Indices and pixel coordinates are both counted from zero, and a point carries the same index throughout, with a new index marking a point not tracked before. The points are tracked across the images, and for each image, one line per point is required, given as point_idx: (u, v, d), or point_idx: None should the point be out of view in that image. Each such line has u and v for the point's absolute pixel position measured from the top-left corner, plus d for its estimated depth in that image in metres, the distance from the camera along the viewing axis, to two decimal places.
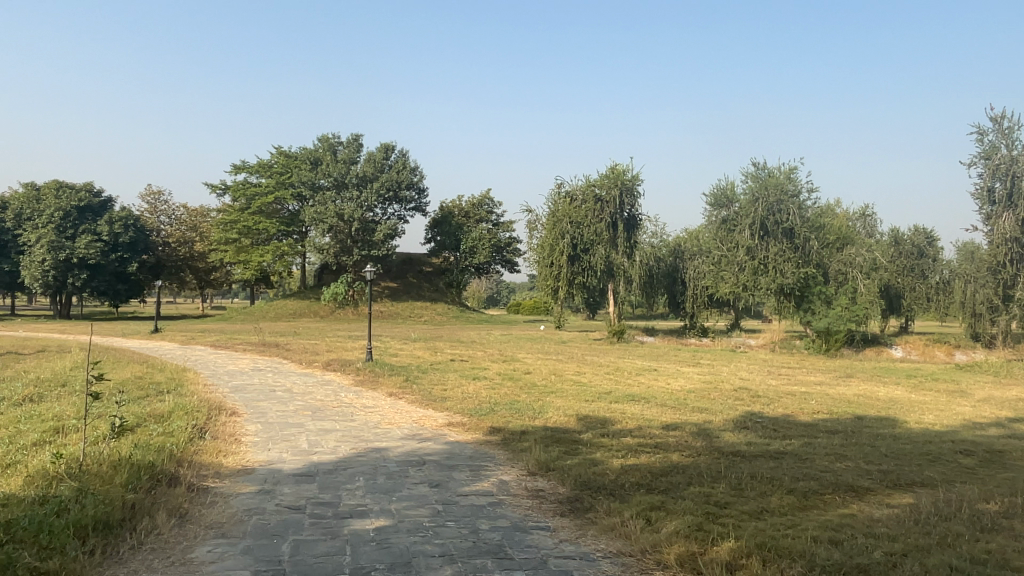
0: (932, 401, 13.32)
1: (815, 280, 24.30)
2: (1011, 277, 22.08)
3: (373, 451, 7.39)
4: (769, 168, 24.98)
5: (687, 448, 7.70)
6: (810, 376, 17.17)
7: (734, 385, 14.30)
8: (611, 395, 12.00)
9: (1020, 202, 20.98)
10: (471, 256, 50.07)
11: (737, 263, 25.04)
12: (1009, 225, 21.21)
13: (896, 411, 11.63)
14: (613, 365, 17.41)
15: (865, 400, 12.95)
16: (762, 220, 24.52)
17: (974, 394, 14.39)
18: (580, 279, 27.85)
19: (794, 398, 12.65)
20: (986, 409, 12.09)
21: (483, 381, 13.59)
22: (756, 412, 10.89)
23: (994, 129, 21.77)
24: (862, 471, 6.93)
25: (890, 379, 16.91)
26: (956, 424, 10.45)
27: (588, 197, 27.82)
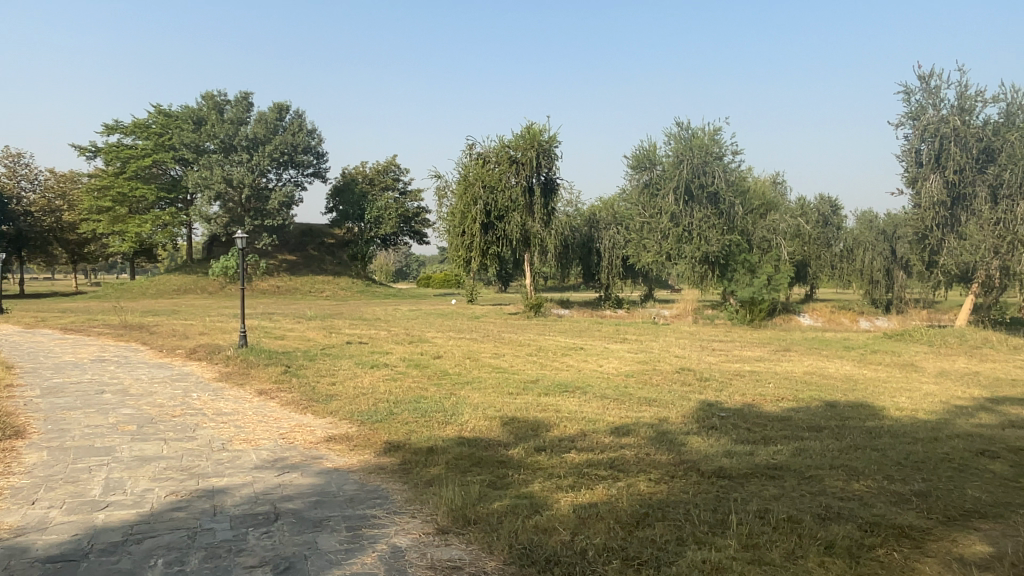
0: (889, 378, 11.91)
1: (739, 248, 22.92)
2: (936, 243, 21.03)
3: (203, 498, 4.92)
4: (694, 128, 23.38)
5: (653, 468, 5.63)
6: (746, 351, 15.66)
7: (673, 366, 12.50)
8: (540, 385, 9.85)
9: (949, 163, 20.08)
10: (375, 226, 46.83)
11: (660, 231, 23.43)
12: (937, 188, 20.29)
13: (865, 395, 10.00)
14: (534, 344, 15.34)
15: (820, 380, 11.35)
16: (686, 183, 22.95)
17: (924, 368, 13.18)
18: (494, 249, 25.63)
19: (745, 380, 10.92)
20: (954, 388, 10.65)
21: (383, 370, 11.16)
22: (714, 401, 9.01)
23: (922, 88, 20.63)
24: (894, 494, 5.08)
25: (829, 353, 15.62)
26: (939, 408, 8.91)
27: (501, 158, 25.44)
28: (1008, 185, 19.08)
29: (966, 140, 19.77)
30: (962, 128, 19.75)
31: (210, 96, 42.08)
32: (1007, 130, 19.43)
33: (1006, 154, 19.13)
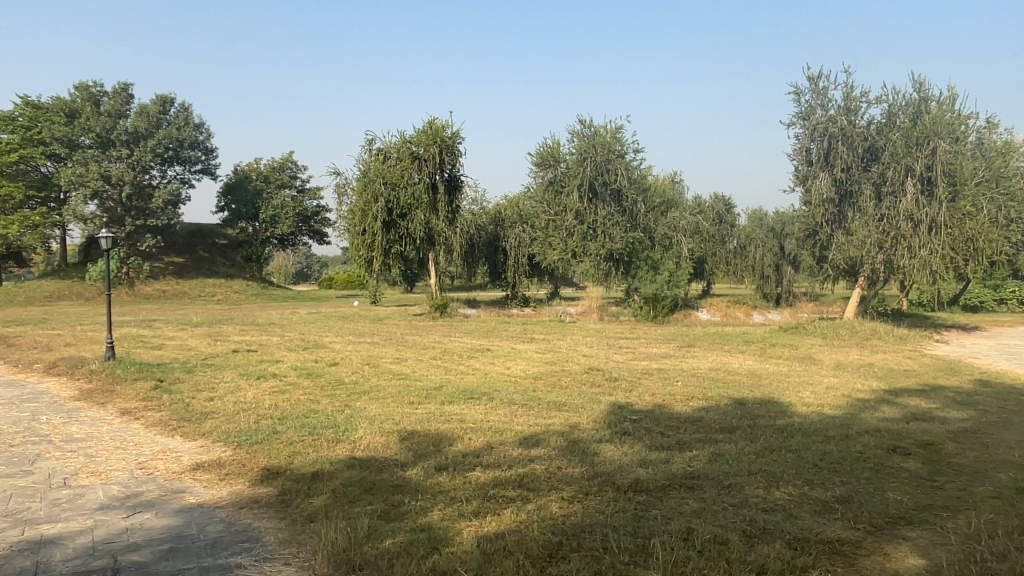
0: (791, 371, 11.99)
1: (642, 245, 23.07)
2: (827, 239, 21.84)
3: (24, 555, 4.00)
4: (597, 125, 23.31)
5: (565, 485, 5.11)
6: (652, 348, 15.55)
7: (582, 366, 12.13)
8: (442, 392, 9.19)
9: (837, 161, 20.82)
10: (272, 225, 44.64)
11: (565, 229, 23.17)
12: (826, 185, 20.99)
13: (772, 390, 9.92)
14: (438, 347, 14.66)
15: (728, 376, 11.25)
16: (591, 181, 22.81)
17: (822, 360, 13.42)
18: (396, 248, 24.77)
19: (654, 379, 10.66)
20: (853, 381, 10.76)
21: (271, 381, 10.19)
22: (624, 403, 8.65)
23: (811, 89, 21.38)
24: (818, 502, 4.77)
25: (732, 348, 15.75)
26: (844, 403, 8.90)
27: (403, 155, 24.51)
28: (890, 183, 20.06)
29: (852, 139, 20.62)
30: (848, 127, 20.56)
31: (84, 86, 38.77)
32: (889, 130, 20.35)
33: (888, 152, 20.11)
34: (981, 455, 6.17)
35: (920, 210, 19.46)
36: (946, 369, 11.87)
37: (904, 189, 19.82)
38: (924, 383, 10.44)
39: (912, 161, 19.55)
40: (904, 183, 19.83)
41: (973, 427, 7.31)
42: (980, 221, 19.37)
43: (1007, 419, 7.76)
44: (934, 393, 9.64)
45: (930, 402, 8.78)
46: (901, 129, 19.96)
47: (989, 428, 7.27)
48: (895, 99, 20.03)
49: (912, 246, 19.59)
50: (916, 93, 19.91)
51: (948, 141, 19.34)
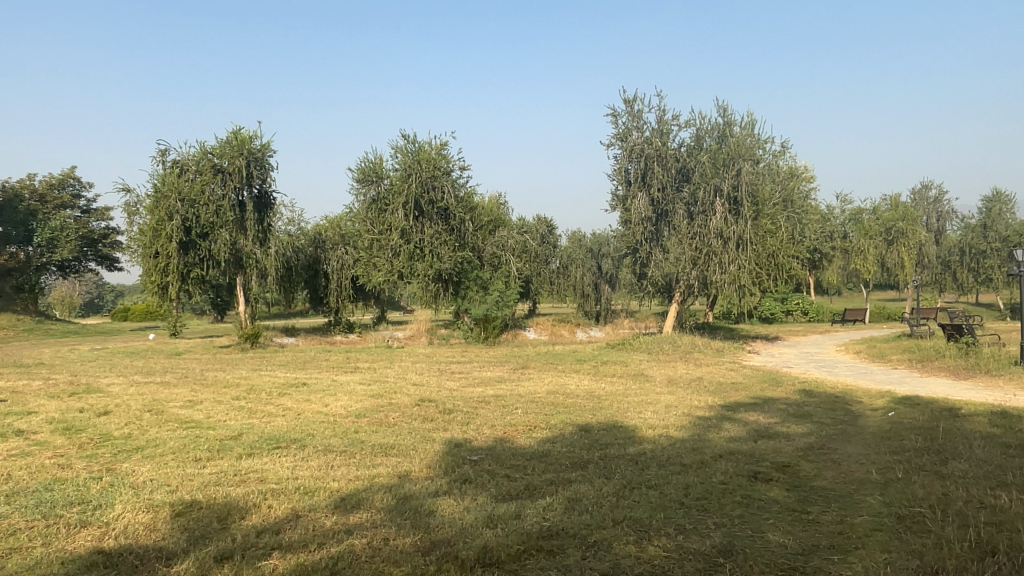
0: (628, 389, 11.55)
1: (471, 265, 22.33)
2: (646, 256, 22.23)
3: None
4: (420, 141, 22.09)
5: (393, 566, 3.91)
6: (485, 372, 14.61)
7: (410, 397, 10.85)
8: (241, 443, 7.52)
9: (654, 181, 21.30)
10: (50, 250, 38.72)
11: (391, 248, 21.57)
12: (644, 205, 21.38)
13: (614, 411, 9.25)
14: (244, 384, 12.67)
15: (567, 399, 10.49)
16: (415, 199, 21.34)
17: (654, 375, 13.21)
18: (196, 272, 22.27)
19: (490, 406, 9.65)
20: (690, 397, 10.42)
21: (11, 441, 7.90)
22: (460, 438, 7.54)
23: (628, 111, 21.78)
24: (699, 557, 3.98)
25: (565, 366, 15.24)
26: (689, 421, 8.43)
27: (205, 168, 21.87)
28: (701, 203, 20.92)
29: (667, 161, 21.26)
30: (663, 148, 21.14)
31: None
32: (697, 152, 21.27)
33: (698, 173, 20.99)
34: (838, 475, 5.80)
35: (728, 228, 20.43)
36: (769, 380, 11.99)
37: (714, 209, 20.73)
38: (755, 397, 10.34)
39: (721, 182, 20.56)
40: (714, 204, 20.73)
41: (817, 441, 7.07)
42: (777, 238, 21.05)
43: (842, 431, 7.65)
44: (767, 406, 9.48)
45: (768, 417, 8.55)
46: (709, 152, 20.88)
47: (832, 442, 7.05)
48: (703, 123, 21.01)
49: (722, 262, 20.50)
50: (720, 118, 21.04)
51: (750, 163, 20.57)
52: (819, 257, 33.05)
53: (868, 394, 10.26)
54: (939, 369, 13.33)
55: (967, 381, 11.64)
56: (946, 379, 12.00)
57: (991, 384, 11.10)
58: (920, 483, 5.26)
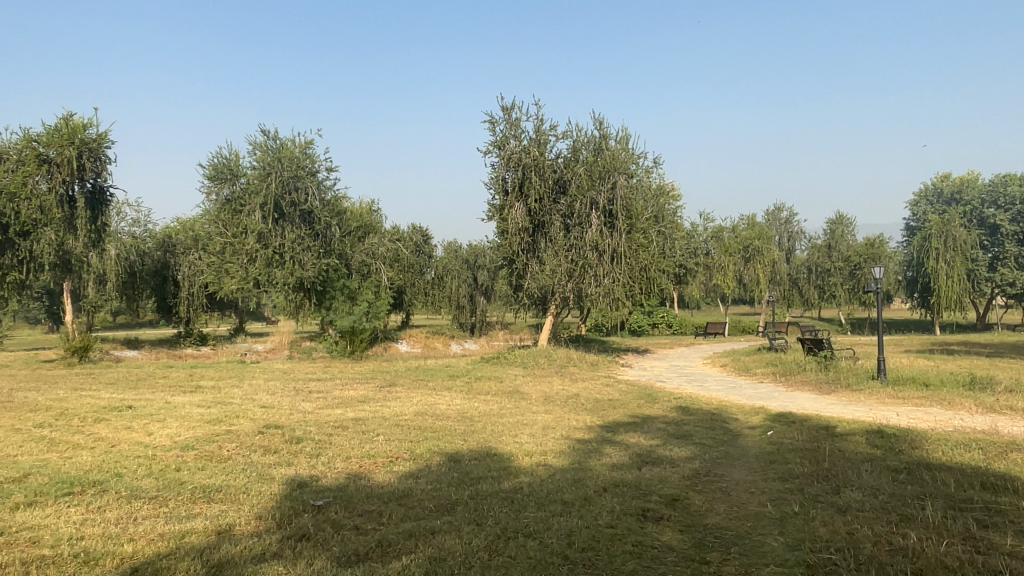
0: (502, 407, 10.70)
1: (337, 272, 20.86)
2: (521, 267, 21.55)
3: None
4: (281, 139, 20.35)
5: None
6: (348, 389, 13.29)
7: (256, 422, 9.42)
8: (21, 489, 5.94)
9: (530, 191, 20.67)
10: None
11: (246, 253, 19.56)
12: (521, 215, 20.66)
13: (486, 435, 8.36)
14: (54, 408, 10.67)
15: (435, 420, 9.48)
16: (275, 200, 19.52)
17: (530, 392, 12.47)
18: (13, 276, 19.24)
19: (348, 432, 8.46)
20: (567, 416, 9.73)
21: None
22: (307, 475, 6.36)
23: (505, 119, 21.02)
24: None
25: (436, 382, 14.20)
26: (569, 445, 7.69)
27: (25, 157, 18.96)
28: (577, 215, 20.65)
29: (544, 171, 20.73)
30: (540, 158, 20.57)
31: None
32: (574, 164, 20.96)
33: (574, 185, 20.69)
34: (731, 509, 5.24)
35: (603, 241, 20.29)
36: (645, 396, 11.58)
37: (590, 221, 20.50)
38: (633, 415, 9.82)
39: (596, 195, 20.36)
40: (589, 216, 20.50)
41: (702, 467, 6.56)
42: (648, 252, 21.19)
43: (726, 454, 7.21)
44: (647, 425, 8.97)
45: (649, 438, 7.99)
46: (584, 164, 20.64)
47: (717, 467, 6.56)
48: (579, 135, 20.76)
49: (597, 275, 20.31)
50: (596, 131, 20.90)
51: (625, 177, 20.54)
52: (685, 272, 34.07)
53: (743, 410, 10.04)
54: (804, 383, 13.53)
55: (832, 396, 11.80)
56: (811, 394, 12.13)
57: (853, 399, 11.27)
58: (819, 520, 4.77)
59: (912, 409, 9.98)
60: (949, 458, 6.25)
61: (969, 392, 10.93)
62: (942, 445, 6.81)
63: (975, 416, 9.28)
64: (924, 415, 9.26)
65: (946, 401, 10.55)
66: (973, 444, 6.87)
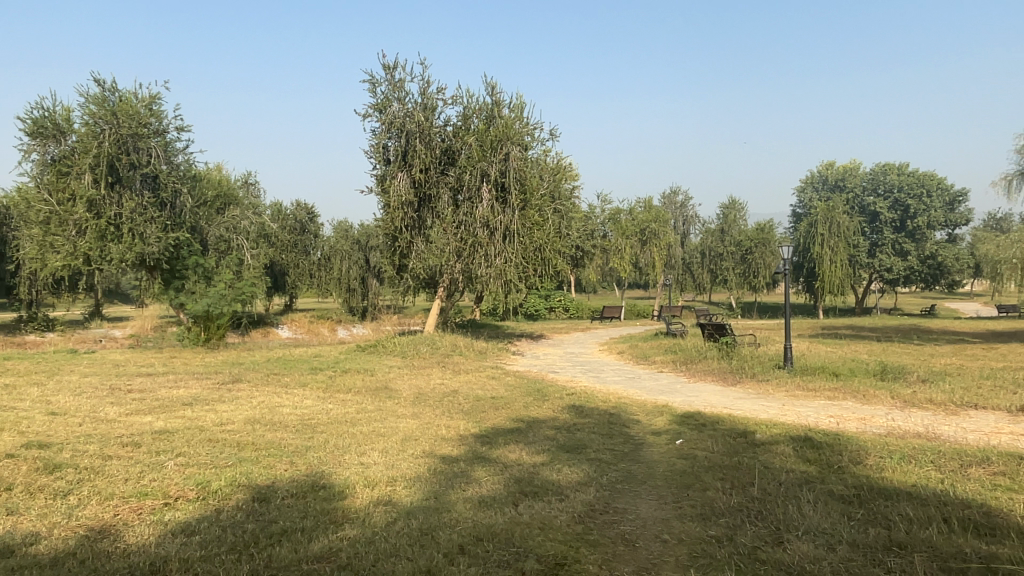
0: (359, 409, 8.71)
1: (189, 248, 18.26)
2: (406, 246, 19.45)
3: None
4: (120, 91, 17.29)
5: None
6: (180, 388, 10.88)
7: (17, 440, 7.01)
8: None
9: (415, 161, 18.52)
10: None
11: (73, 223, 16.46)
12: (405, 187, 18.53)
13: (325, 453, 6.37)
14: None
15: (265, 432, 7.36)
16: (110, 161, 16.53)
17: (400, 388, 10.52)
18: None
19: (133, 456, 6.25)
20: (437, 422, 7.87)
21: None
22: (21, 538, 4.21)
23: (387, 78, 18.58)
24: None
25: (293, 375, 12.00)
26: (428, 466, 5.86)
27: None
28: (466, 188, 18.69)
29: (429, 139, 18.65)
30: (425, 124, 18.41)
31: None
32: (464, 133, 18.93)
33: (464, 156, 18.71)
34: None
35: (495, 217, 18.46)
36: (534, 392, 9.90)
37: (479, 195, 18.62)
38: (518, 417, 8.09)
39: (488, 166, 18.44)
40: (480, 190, 18.62)
41: (599, 500, 4.90)
42: (543, 231, 19.57)
43: (628, 476, 5.58)
44: (531, 432, 7.25)
45: (531, 452, 6.28)
46: (475, 133, 18.65)
47: (618, 500, 4.91)
48: (470, 101, 18.62)
49: (488, 255, 18.50)
50: (488, 97, 18.85)
51: (519, 148, 18.74)
52: (581, 255, 33.01)
53: (645, 409, 8.55)
54: (706, 373, 12.30)
55: (738, 389, 10.57)
56: (717, 387, 10.83)
57: (763, 392, 10.05)
58: None
59: (828, 407, 8.79)
60: (903, 482, 4.91)
61: (882, 384, 9.91)
62: (886, 461, 5.48)
63: (897, 415, 8.14)
64: (845, 415, 8.05)
65: (861, 396, 9.45)
66: (919, 457, 5.57)
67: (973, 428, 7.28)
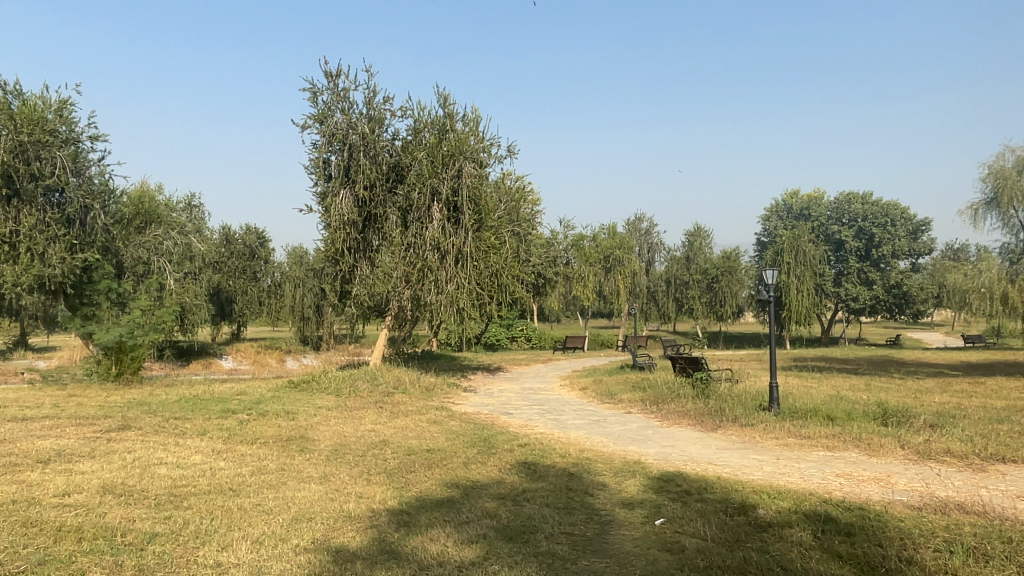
0: (254, 470, 6.89)
1: (101, 271, 16.25)
2: (348, 270, 17.61)
3: None
4: (23, 95, 15.39)
5: None
6: (51, 438, 8.92)
7: None
8: None
9: (359, 177, 16.80)
10: None
11: None
12: (347, 205, 16.77)
13: (174, 547, 4.57)
14: None
15: (111, 509, 5.51)
16: (7, 171, 14.51)
17: (319, 437, 8.71)
18: None
19: None
20: (349, 488, 6.11)
21: None
22: None
23: (329, 87, 16.95)
24: None
25: (198, 420, 10.09)
26: (310, 570, 4.12)
27: None
28: (415, 208, 17.03)
29: (374, 153, 17.02)
30: (371, 137, 16.78)
31: None
32: (414, 148, 17.30)
33: (413, 172, 17.09)
34: None
35: (446, 238, 16.84)
36: (479, 442, 8.18)
37: (429, 215, 17.03)
38: (454, 478, 6.38)
39: (438, 183, 16.86)
40: (429, 209, 17.01)
41: None
42: (500, 254, 17.93)
43: None
44: (466, 505, 5.54)
45: (459, 541, 4.59)
46: (425, 148, 17.08)
47: None
48: (420, 113, 17.05)
49: (438, 280, 16.81)
50: (440, 109, 17.31)
51: (473, 164, 17.23)
52: (544, 282, 31.53)
53: (612, 465, 6.92)
54: (681, 416, 10.75)
55: (720, 435, 9.02)
56: (695, 433, 9.25)
57: (750, 441, 8.51)
58: None
59: (830, 462, 7.27)
60: None
61: (886, 431, 8.47)
62: (948, 560, 3.95)
63: (918, 474, 6.68)
64: (856, 475, 6.54)
65: (865, 446, 7.98)
66: (990, 552, 4.06)
67: (1018, 493, 5.84)
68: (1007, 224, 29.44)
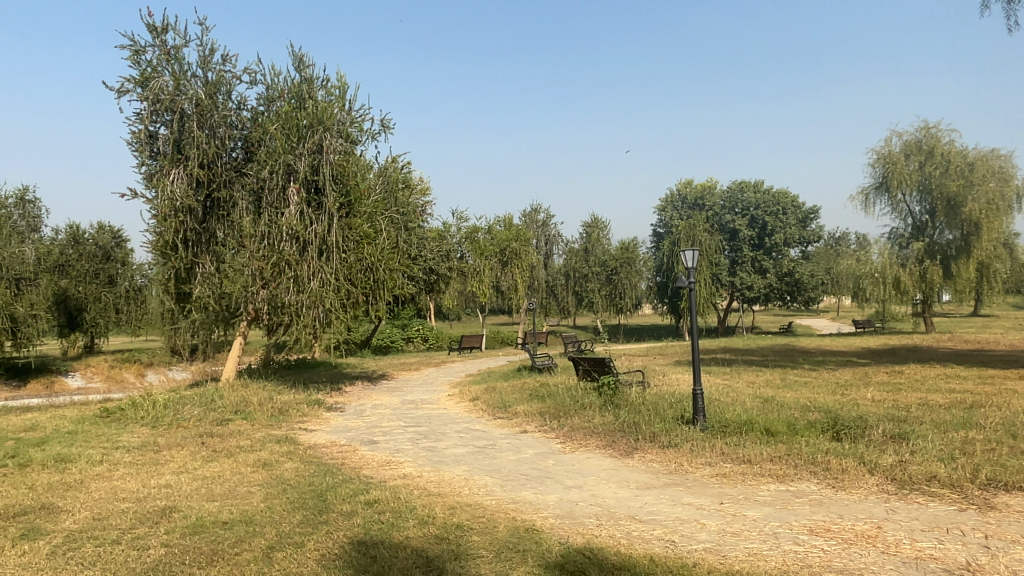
0: None
1: None
2: (185, 268, 14.56)
3: None
4: None
5: None
6: None
7: None
8: None
9: (193, 153, 13.80)
10: None
11: None
12: (180, 188, 13.73)
13: None
14: None
15: None
16: None
17: (76, 505, 5.93)
18: None
19: None
20: None
21: None
22: None
23: (155, 44, 13.84)
24: None
25: None
26: None
27: None
28: (268, 191, 14.19)
29: (213, 124, 14.05)
30: (208, 105, 13.82)
31: None
32: (265, 120, 14.45)
33: (265, 148, 14.25)
34: None
35: (305, 227, 14.10)
36: (307, 502, 5.68)
37: (284, 198, 14.20)
38: None
39: (294, 160, 14.09)
40: (284, 192, 14.20)
41: None
42: (375, 246, 15.32)
43: None
44: None
45: None
46: (277, 118, 14.26)
47: None
48: (272, 77, 14.22)
49: (297, 277, 14.03)
50: (296, 73, 14.50)
51: (337, 139, 14.60)
52: (437, 279, 29.17)
53: (494, 537, 4.63)
54: (588, 435, 8.66)
55: (638, 465, 6.95)
56: (606, 462, 7.12)
57: (679, 474, 6.44)
58: None
59: (791, 505, 5.29)
60: None
61: (842, 449, 6.66)
62: None
63: (915, 519, 4.80)
64: (839, 531, 4.57)
65: (824, 473, 6.10)
66: None
67: None
68: (895, 209, 29.59)
